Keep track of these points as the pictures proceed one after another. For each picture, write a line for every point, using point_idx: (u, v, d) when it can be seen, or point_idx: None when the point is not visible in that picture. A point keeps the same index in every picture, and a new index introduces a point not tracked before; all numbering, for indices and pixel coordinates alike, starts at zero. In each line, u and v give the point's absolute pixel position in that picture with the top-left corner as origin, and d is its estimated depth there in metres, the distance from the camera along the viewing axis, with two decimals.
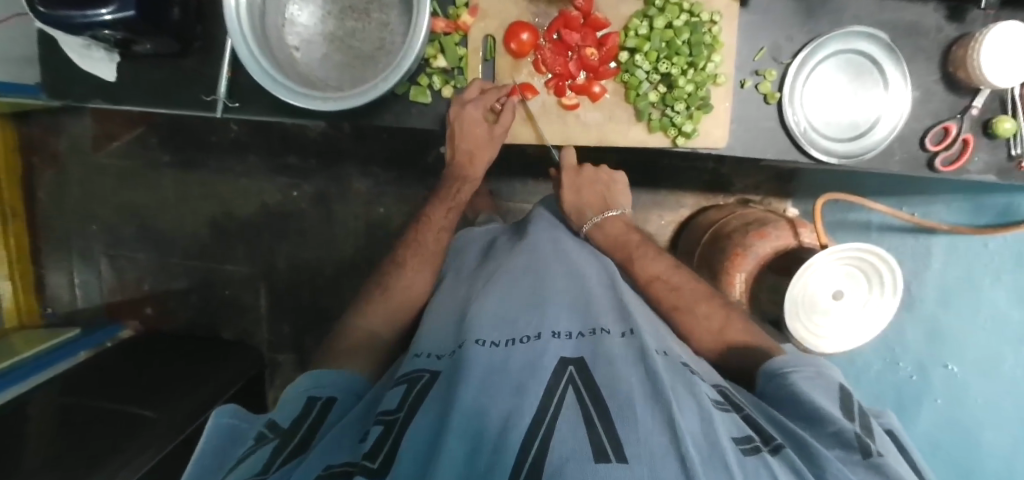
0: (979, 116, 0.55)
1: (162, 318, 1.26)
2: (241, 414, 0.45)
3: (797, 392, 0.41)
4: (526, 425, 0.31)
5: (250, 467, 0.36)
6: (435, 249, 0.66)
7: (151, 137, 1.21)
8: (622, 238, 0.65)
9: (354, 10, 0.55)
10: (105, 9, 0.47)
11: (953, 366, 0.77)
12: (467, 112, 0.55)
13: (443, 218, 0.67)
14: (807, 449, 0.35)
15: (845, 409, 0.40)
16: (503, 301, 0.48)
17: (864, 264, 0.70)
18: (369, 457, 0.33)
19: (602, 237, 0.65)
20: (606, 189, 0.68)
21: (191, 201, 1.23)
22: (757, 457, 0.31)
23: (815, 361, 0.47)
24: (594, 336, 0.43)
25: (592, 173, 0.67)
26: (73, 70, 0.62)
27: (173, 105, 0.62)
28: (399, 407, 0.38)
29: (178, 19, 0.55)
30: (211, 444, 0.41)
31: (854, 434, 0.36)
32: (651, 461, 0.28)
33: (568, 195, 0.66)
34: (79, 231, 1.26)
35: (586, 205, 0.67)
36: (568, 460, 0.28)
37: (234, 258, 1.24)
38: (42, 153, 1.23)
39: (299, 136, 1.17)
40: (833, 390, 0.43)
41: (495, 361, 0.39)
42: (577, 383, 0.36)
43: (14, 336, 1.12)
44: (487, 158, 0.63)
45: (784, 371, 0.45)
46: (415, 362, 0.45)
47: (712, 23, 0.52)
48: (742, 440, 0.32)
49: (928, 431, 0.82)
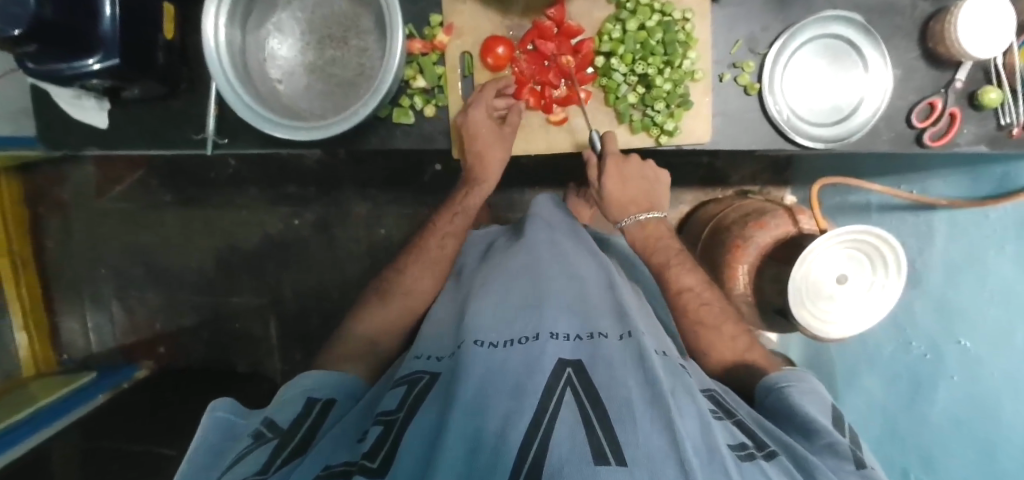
0: (963, 89, 0.54)
1: (175, 356, 1.27)
2: (237, 409, 0.45)
3: (793, 406, 0.42)
4: (525, 428, 0.31)
5: (252, 463, 0.36)
6: (438, 255, 0.64)
7: (152, 178, 1.23)
8: (660, 242, 0.59)
9: (332, 39, 0.56)
10: (92, 59, 0.49)
11: (966, 341, 0.71)
12: (473, 116, 0.54)
13: (448, 224, 0.66)
14: (797, 456, 0.35)
15: (838, 421, 0.42)
16: (501, 303, 0.48)
17: (865, 247, 0.69)
18: (369, 457, 0.33)
19: (641, 238, 0.59)
20: (652, 186, 0.60)
21: (195, 237, 1.25)
22: (753, 463, 0.31)
23: (806, 375, 0.47)
24: (593, 340, 0.42)
25: (637, 166, 0.58)
26: (67, 120, 0.63)
27: (166, 146, 0.63)
28: (398, 407, 0.38)
29: (163, 62, 0.56)
30: (207, 438, 0.41)
31: (847, 447, 0.38)
32: (650, 464, 0.28)
33: (612, 185, 0.57)
34: (89, 276, 1.28)
35: (630, 200, 0.59)
36: (567, 462, 0.28)
37: (242, 291, 1.25)
38: (48, 203, 1.25)
39: (296, 165, 1.18)
40: (825, 406, 0.43)
41: (495, 360, 0.39)
42: (575, 384, 0.35)
43: (32, 384, 1.13)
44: (502, 159, 0.59)
45: (782, 385, 0.45)
46: (415, 364, 0.46)
47: (685, 21, 0.53)
48: (739, 448, 0.33)
49: (949, 413, 0.73)
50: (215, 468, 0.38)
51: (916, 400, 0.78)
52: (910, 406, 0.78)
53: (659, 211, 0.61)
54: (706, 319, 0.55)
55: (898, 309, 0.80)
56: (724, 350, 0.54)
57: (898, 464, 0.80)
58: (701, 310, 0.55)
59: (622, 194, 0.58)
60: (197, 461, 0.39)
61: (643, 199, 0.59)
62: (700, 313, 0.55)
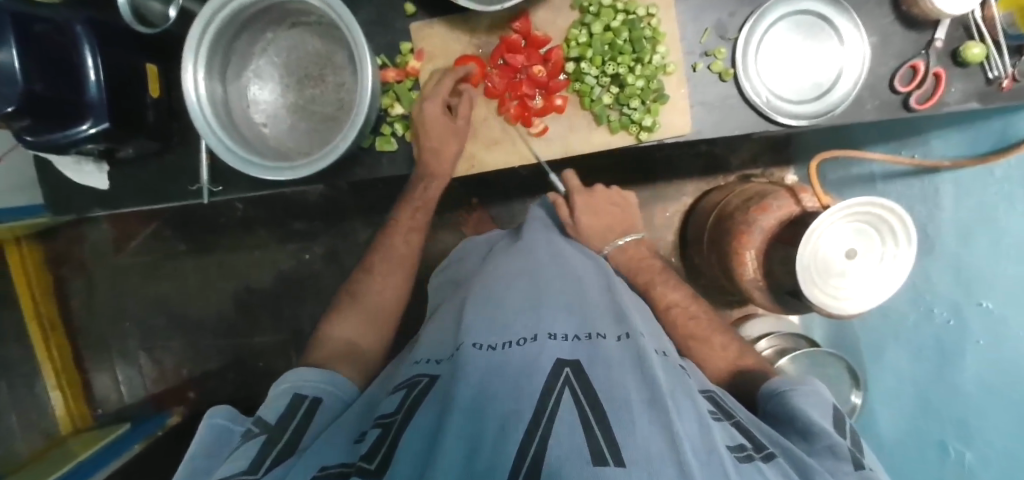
0: (945, 48, 0.53)
1: (204, 401, 1.28)
2: (234, 416, 0.46)
3: (794, 409, 0.41)
4: (524, 430, 0.30)
5: (240, 463, 0.36)
6: (404, 260, 0.66)
7: (165, 230, 1.27)
8: (643, 262, 0.64)
9: (311, 78, 0.57)
10: (86, 125, 0.51)
11: (988, 303, 0.66)
12: (428, 109, 0.55)
13: (410, 218, 0.67)
14: (797, 459, 0.35)
15: (839, 426, 0.40)
16: (500, 305, 0.48)
17: (871, 219, 0.67)
18: (367, 458, 0.33)
19: (623, 260, 0.64)
20: (623, 212, 0.67)
21: (212, 282, 1.28)
22: (754, 465, 0.31)
23: (808, 380, 0.46)
24: (591, 340, 0.42)
25: (604, 197, 0.66)
26: (71, 186, 0.66)
27: (165, 200, 0.65)
28: (396, 410, 0.39)
29: (153, 120, 0.59)
30: (203, 441, 0.42)
31: (845, 448, 0.36)
32: (650, 464, 0.27)
33: (586, 218, 0.64)
34: (115, 331, 1.31)
35: (607, 227, 0.65)
36: (566, 463, 0.27)
37: (262, 329, 1.27)
38: (70, 264, 1.30)
39: (301, 202, 1.21)
40: (827, 409, 0.42)
41: (493, 362, 0.39)
42: (574, 384, 0.35)
43: (70, 444, 1.16)
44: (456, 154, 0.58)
45: (783, 391, 0.44)
46: (415, 369, 0.46)
47: (650, 16, 0.53)
48: (737, 449, 0.32)
49: (978, 378, 0.69)
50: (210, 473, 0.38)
51: (942, 367, 0.74)
52: (944, 379, 0.74)
53: (635, 233, 0.67)
54: (697, 332, 0.57)
55: (916, 276, 0.77)
56: (718, 360, 0.55)
57: (936, 438, 0.76)
58: (692, 323, 0.58)
59: (598, 223, 0.64)
60: (192, 466, 0.39)
61: (617, 224, 0.66)
62: (688, 328, 0.58)
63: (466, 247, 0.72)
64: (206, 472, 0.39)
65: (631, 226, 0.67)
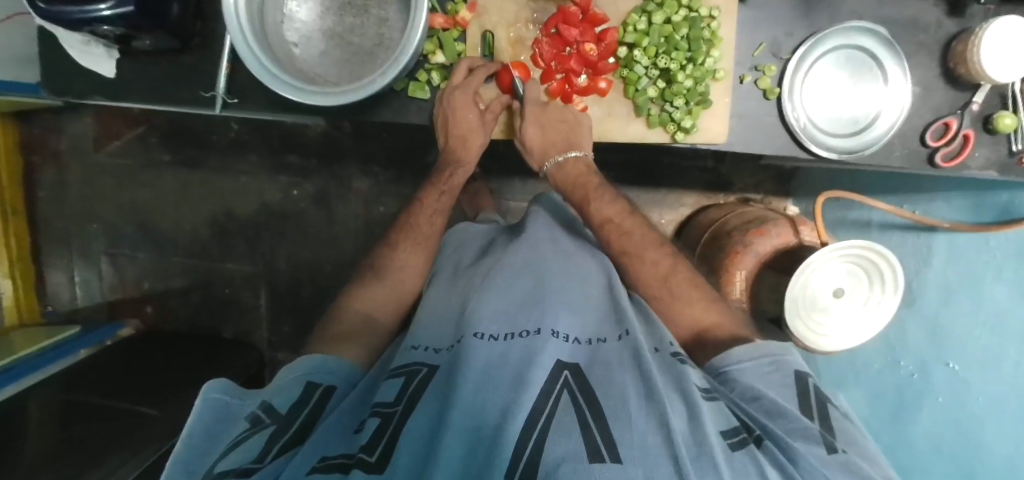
0: (979, 112, 0.54)
1: (162, 318, 1.26)
2: (236, 391, 0.44)
3: (760, 389, 0.42)
4: (523, 422, 0.31)
5: (244, 456, 0.35)
6: (428, 231, 0.67)
7: (152, 136, 1.21)
8: (582, 179, 0.62)
9: (353, 6, 0.55)
10: (103, 4, 0.47)
11: (954, 364, 0.70)
12: (456, 97, 0.56)
13: (436, 201, 0.68)
14: (777, 439, 0.36)
15: (805, 405, 0.41)
16: (501, 296, 0.47)
17: (864, 262, 0.68)
18: (367, 450, 0.32)
19: (559, 177, 0.63)
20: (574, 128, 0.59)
21: (192, 200, 1.23)
22: (745, 450, 0.33)
23: (772, 348, 0.47)
24: (593, 344, 0.43)
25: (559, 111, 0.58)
26: (71, 66, 0.62)
27: (172, 103, 0.62)
28: (396, 401, 0.38)
29: (177, 16, 0.55)
30: (201, 421, 0.40)
31: (818, 432, 0.37)
32: (644, 465, 0.28)
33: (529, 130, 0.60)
34: (81, 230, 1.26)
35: (547, 144, 0.60)
36: (563, 462, 0.28)
37: (235, 257, 1.24)
38: (44, 153, 1.23)
39: (299, 136, 1.16)
40: (788, 382, 0.44)
41: (495, 354, 0.38)
42: (573, 386, 0.36)
43: (15, 335, 1.12)
44: (480, 142, 0.62)
45: (739, 370, 0.45)
46: (412, 355, 0.45)
47: (711, 18, 0.53)
48: (731, 433, 0.34)
49: (929, 431, 0.75)
50: (211, 455, 0.37)
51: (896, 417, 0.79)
52: (896, 427, 0.79)
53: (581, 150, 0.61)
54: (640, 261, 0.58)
55: (889, 326, 0.80)
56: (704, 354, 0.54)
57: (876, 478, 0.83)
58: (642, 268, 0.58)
59: (541, 139, 0.60)
60: (191, 444, 0.38)
61: (563, 141, 0.60)
62: None
63: (463, 231, 0.71)
64: (204, 454, 0.38)
65: (580, 140, 0.60)
